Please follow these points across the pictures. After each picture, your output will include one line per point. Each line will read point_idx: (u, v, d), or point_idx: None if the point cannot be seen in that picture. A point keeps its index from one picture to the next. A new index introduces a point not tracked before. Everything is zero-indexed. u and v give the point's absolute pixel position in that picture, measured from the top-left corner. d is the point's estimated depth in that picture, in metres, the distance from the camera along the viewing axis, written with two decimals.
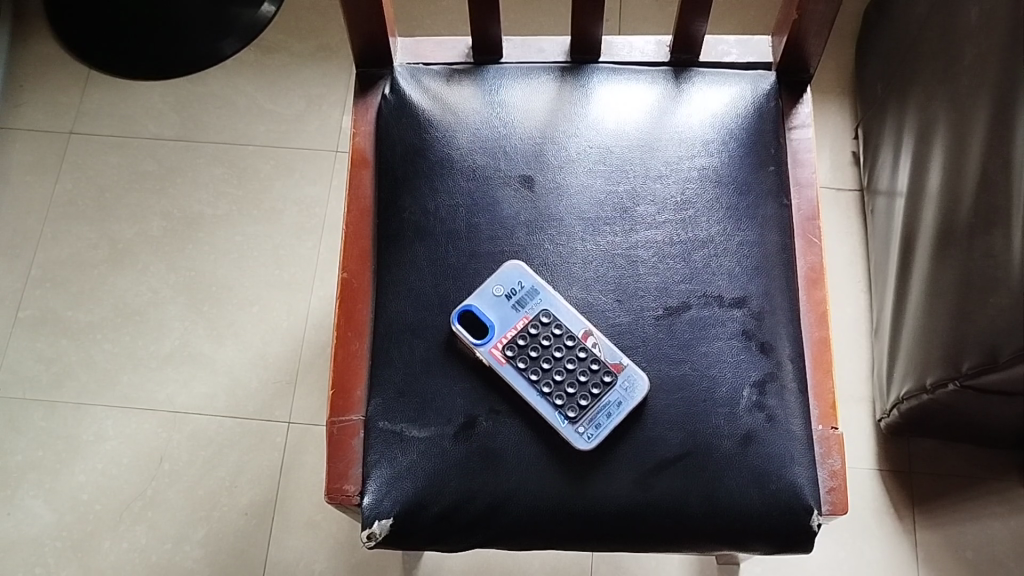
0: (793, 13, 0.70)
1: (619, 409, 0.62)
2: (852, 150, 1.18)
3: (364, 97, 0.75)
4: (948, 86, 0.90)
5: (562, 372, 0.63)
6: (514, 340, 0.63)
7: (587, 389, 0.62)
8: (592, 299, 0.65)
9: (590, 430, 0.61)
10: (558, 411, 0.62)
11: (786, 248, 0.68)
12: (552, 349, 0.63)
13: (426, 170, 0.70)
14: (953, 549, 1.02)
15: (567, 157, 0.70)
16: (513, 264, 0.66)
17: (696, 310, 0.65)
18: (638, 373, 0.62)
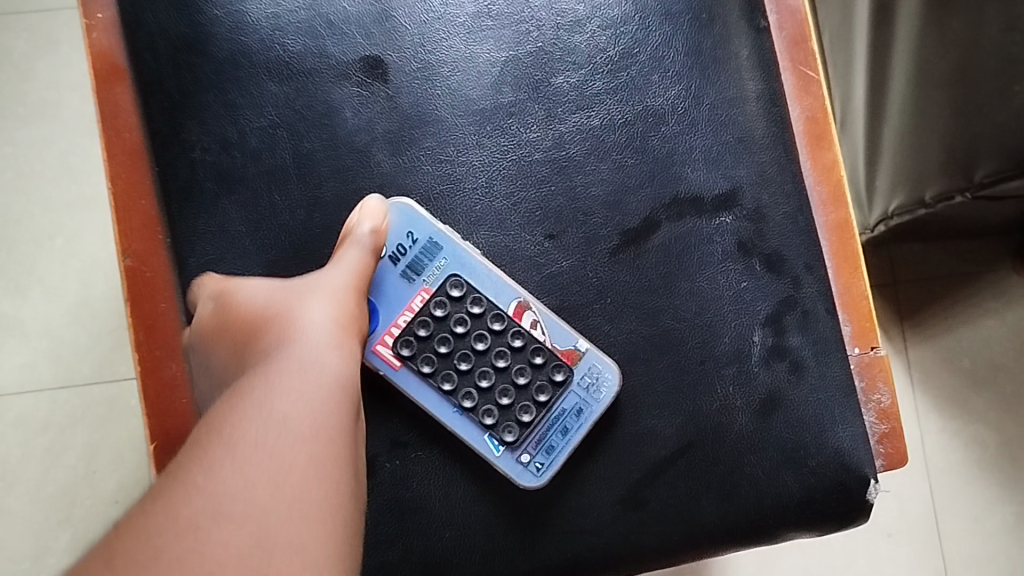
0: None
1: (579, 421, 0.42)
2: None
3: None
4: None
5: (487, 373, 0.42)
6: (411, 328, 0.42)
7: (529, 393, 0.42)
8: (511, 239, 0.43)
9: (538, 460, 0.42)
10: (487, 435, 0.41)
11: (777, 96, 0.46)
12: (470, 338, 0.42)
13: (212, 76, 0.44)
14: (950, 361, 0.84)
15: (429, 16, 0.44)
16: (398, 207, 0.42)
17: (668, 231, 0.43)
18: (603, 359, 0.42)
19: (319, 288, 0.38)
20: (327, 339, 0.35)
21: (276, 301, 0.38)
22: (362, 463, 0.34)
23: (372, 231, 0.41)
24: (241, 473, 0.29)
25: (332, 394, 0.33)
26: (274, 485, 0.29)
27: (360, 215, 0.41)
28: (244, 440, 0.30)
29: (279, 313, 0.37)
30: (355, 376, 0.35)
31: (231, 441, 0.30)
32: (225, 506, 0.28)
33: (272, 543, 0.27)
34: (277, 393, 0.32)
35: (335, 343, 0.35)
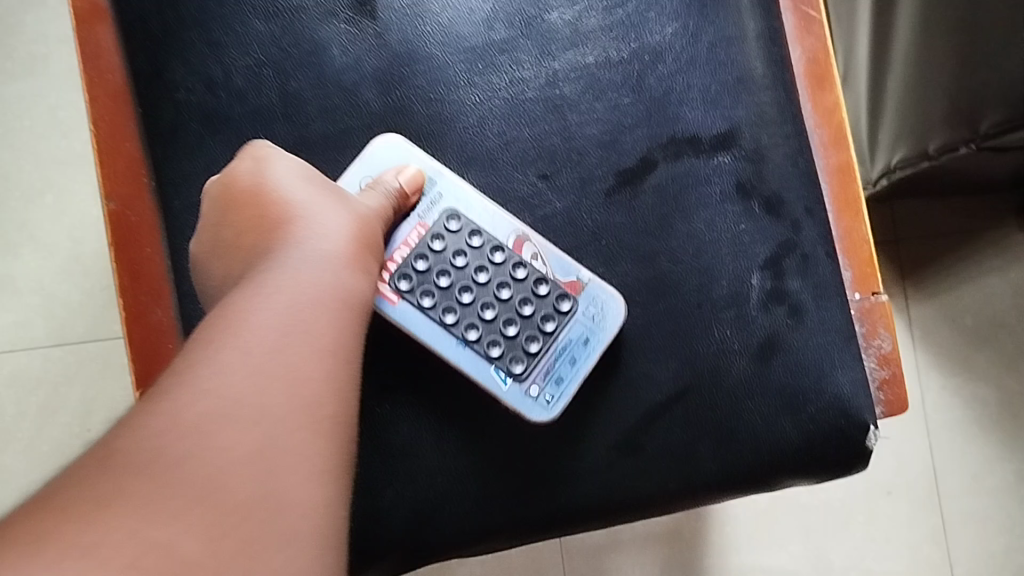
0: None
1: (586, 350, 0.41)
2: None
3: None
4: None
5: (488, 307, 0.40)
6: (407, 263, 0.41)
7: (532, 329, 0.41)
8: (506, 177, 0.42)
9: (546, 391, 0.40)
10: (493, 365, 0.40)
11: (776, 33, 0.45)
12: (471, 274, 0.41)
13: (194, 13, 0.43)
14: (952, 320, 0.83)
15: None
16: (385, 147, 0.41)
17: (668, 172, 0.42)
18: (605, 288, 0.41)
19: (346, 206, 0.38)
20: (346, 246, 0.36)
21: (301, 191, 0.37)
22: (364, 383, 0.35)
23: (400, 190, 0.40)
24: (252, 385, 0.30)
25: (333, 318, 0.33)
26: (279, 401, 0.30)
27: (396, 175, 0.40)
28: (259, 348, 0.31)
29: (301, 205, 0.37)
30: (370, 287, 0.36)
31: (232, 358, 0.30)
32: (238, 415, 0.29)
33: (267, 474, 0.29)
34: (288, 300, 0.33)
35: (355, 254, 0.36)
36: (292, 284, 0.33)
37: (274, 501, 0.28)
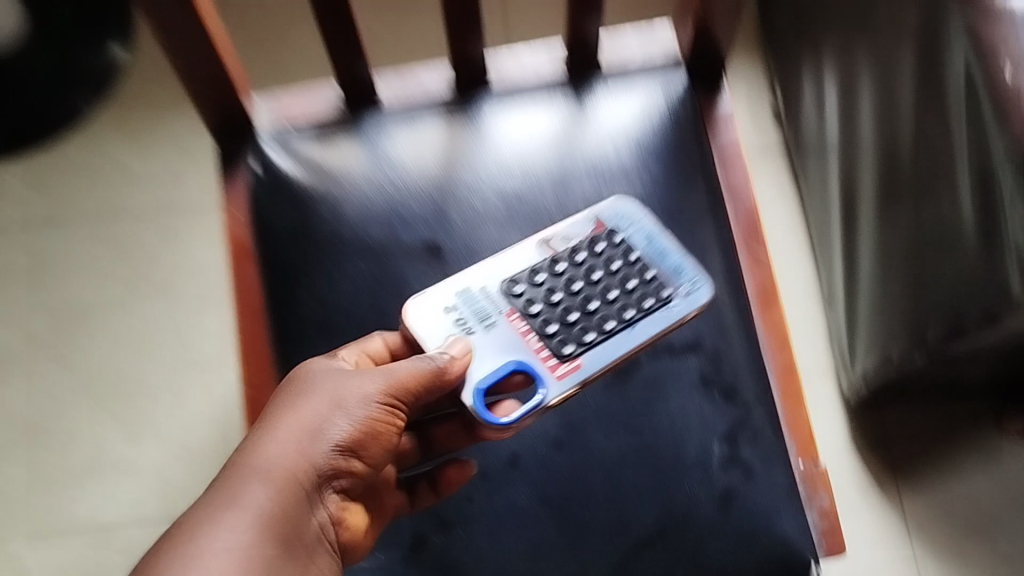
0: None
1: (653, 241, 0.57)
2: (771, 109, 1.12)
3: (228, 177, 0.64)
4: (867, 34, 0.81)
5: (614, 282, 0.55)
6: (552, 335, 0.53)
7: (643, 268, 0.56)
8: (524, 260, 0.56)
9: (687, 286, 0.55)
10: (655, 309, 0.54)
11: (732, 269, 0.62)
12: (588, 282, 0.55)
13: (317, 254, 0.61)
14: (943, 513, 0.94)
15: (474, 213, 0.62)
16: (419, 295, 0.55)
17: (604, 208, 0.58)
18: (613, 206, 0.58)
19: (372, 377, 0.47)
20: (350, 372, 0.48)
21: (333, 373, 0.48)
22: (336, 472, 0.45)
23: (455, 360, 0.51)
24: (230, 522, 0.40)
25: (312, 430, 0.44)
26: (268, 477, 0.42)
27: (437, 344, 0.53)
28: (246, 490, 0.42)
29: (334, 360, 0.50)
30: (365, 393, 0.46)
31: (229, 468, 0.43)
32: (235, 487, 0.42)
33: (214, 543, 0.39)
34: (283, 453, 0.43)
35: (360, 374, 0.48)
36: (287, 442, 0.44)
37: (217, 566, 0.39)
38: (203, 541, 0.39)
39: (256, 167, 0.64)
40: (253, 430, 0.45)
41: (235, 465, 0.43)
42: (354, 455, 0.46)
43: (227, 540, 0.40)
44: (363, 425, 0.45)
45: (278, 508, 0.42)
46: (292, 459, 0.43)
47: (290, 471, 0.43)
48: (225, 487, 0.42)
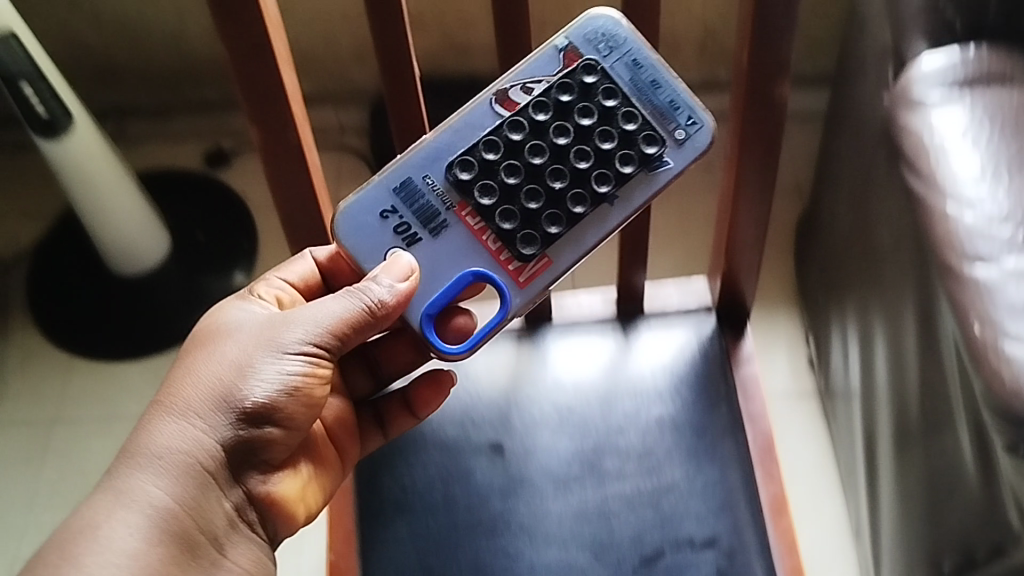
0: (734, 151, 0.70)
1: (631, 63, 0.66)
2: (807, 356, 1.24)
3: (286, 269, 0.71)
4: (878, 295, 0.94)
5: (592, 130, 0.65)
6: (513, 233, 0.65)
7: (630, 113, 0.65)
8: (482, 124, 0.66)
9: (673, 131, 0.65)
10: (631, 120, 0.65)
11: (749, 481, 0.73)
12: (560, 141, 0.65)
13: (400, 447, 0.75)
14: None
15: (532, 420, 0.76)
16: (368, 184, 0.66)
17: (578, 32, 0.67)
18: (584, 25, 0.67)
19: (282, 345, 0.61)
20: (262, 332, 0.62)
21: (241, 330, 0.63)
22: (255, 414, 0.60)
23: (407, 286, 0.62)
24: (148, 474, 0.56)
25: (221, 383, 0.60)
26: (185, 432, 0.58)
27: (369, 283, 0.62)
28: (162, 445, 0.57)
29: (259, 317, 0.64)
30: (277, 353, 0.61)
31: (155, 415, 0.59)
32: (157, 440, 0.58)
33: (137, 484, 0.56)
34: (178, 434, 0.58)
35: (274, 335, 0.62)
36: (187, 415, 0.59)
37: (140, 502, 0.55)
38: (102, 510, 0.54)
39: (316, 257, 0.72)
40: (175, 373, 0.61)
41: (142, 429, 0.58)
42: (265, 421, 0.60)
43: (127, 513, 0.55)
44: (263, 392, 0.60)
45: (174, 480, 0.57)
46: (187, 435, 0.58)
47: (187, 447, 0.58)
48: (129, 452, 0.57)
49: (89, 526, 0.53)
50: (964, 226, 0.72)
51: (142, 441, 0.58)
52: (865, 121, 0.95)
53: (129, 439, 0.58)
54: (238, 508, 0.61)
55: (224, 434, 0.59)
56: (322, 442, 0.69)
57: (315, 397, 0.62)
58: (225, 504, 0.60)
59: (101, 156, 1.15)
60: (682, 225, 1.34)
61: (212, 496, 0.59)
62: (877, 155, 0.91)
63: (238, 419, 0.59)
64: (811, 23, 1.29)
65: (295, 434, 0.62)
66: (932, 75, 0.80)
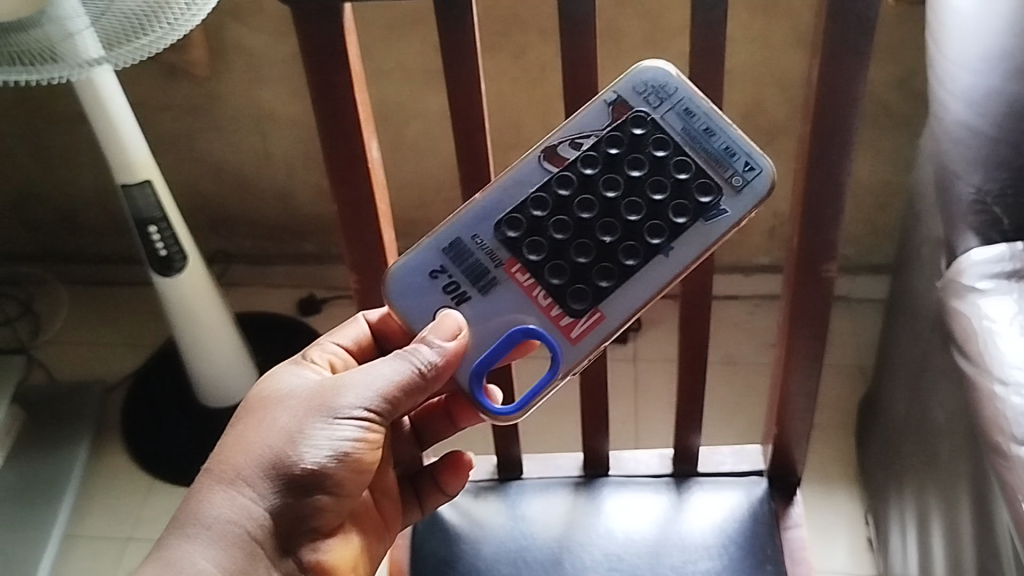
0: (786, 322, 0.75)
1: (684, 111, 0.62)
2: (866, 537, 1.23)
3: (340, 332, 0.71)
4: (934, 478, 0.96)
5: (643, 180, 0.62)
6: (563, 288, 0.63)
7: (683, 162, 0.62)
8: (532, 179, 0.64)
9: (733, 181, 0.61)
10: (686, 171, 0.62)
11: None
12: (609, 193, 0.62)
13: None
14: None
15: (582, 564, 0.79)
16: (416, 247, 0.65)
17: (626, 84, 0.63)
18: (639, 76, 0.63)
19: (334, 410, 0.61)
20: (309, 395, 0.63)
21: (288, 395, 0.63)
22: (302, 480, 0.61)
23: (455, 345, 0.61)
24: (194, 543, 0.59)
25: (268, 448, 0.61)
26: (230, 500, 0.60)
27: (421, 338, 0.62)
28: (207, 515, 0.59)
29: (311, 380, 0.65)
30: (322, 416, 0.61)
31: (203, 482, 0.61)
32: (204, 507, 0.60)
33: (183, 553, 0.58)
34: (227, 503, 0.60)
35: (320, 397, 0.62)
36: (235, 483, 0.60)
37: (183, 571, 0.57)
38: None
39: (369, 320, 0.72)
40: (226, 438, 0.62)
41: (195, 496, 0.60)
42: (315, 487, 0.61)
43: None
44: (313, 459, 0.61)
45: (223, 551, 0.59)
46: (236, 505, 0.60)
47: (235, 518, 0.59)
48: (180, 521, 0.60)
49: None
50: (1010, 409, 0.73)
51: (194, 509, 0.60)
52: (921, 307, 0.99)
53: (182, 506, 0.60)
54: None
55: (273, 502, 0.60)
56: (364, 514, 0.71)
57: (365, 462, 0.62)
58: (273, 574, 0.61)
59: (207, 294, 1.25)
60: (744, 398, 1.37)
61: (258, 567, 0.60)
62: (931, 339, 0.95)
63: (286, 486, 0.60)
64: (875, 215, 1.35)
65: (346, 497, 0.63)
66: (982, 262, 0.81)
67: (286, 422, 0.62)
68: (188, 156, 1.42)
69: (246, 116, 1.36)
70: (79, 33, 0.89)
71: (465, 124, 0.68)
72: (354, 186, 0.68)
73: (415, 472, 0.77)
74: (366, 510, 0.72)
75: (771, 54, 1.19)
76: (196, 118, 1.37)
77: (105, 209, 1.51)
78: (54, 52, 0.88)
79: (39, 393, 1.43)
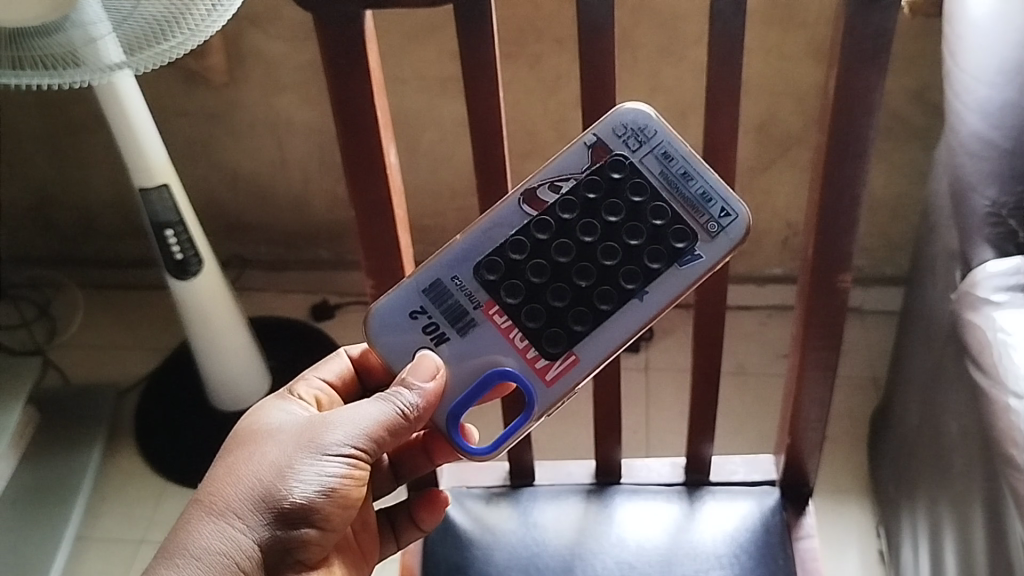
0: (800, 333, 0.76)
1: (662, 157, 0.62)
2: (877, 549, 1.23)
3: (323, 366, 0.72)
4: (947, 490, 0.95)
5: (620, 226, 0.62)
6: (540, 332, 0.63)
7: (659, 208, 0.62)
8: (511, 222, 0.63)
9: (709, 227, 0.61)
10: (663, 217, 0.62)
11: None
12: (586, 238, 0.62)
13: None
14: None
15: (593, 573, 0.79)
16: (397, 287, 0.65)
17: (605, 126, 0.63)
18: (618, 118, 0.63)
19: (322, 446, 0.62)
20: (297, 431, 0.63)
21: (277, 430, 0.64)
22: (289, 515, 0.61)
23: (433, 386, 0.62)
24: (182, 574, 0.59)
25: (256, 483, 0.61)
26: (218, 532, 0.60)
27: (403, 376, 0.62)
28: (195, 546, 0.60)
29: (298, 416, 0.65)
30: (309, 452, 0.62)
31: (192, 514, 0.61)
32: (193, 538, 0.60)
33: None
34: (216, 535, 0.60)
35: (307, 433, 0.63)
36: (224, 516, 0.60)
37: None
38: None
39: (351, 354, 0.73)
40: (215, 471, 0.63)
41: (183, 528, 0.60)
42: (302, 522, 0.61)
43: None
44: (301, 494, 0.61)
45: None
46: (224, 538, 0.60)
47: (223, 550, 0.60)
48: (168, 552, 0.60)
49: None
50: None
51: (183, 540, 0.60)
52: (935, 318, 0.99)
53: (170, 536, 0.61)
54: None
55: (260, 535, 0.60)
56: (347, 548, 0.71)
57: (351, 498, 0.62)
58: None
59: (221, 298, 1.26)
60: (756, 409, 1.37)
61: None
62: (946, 350, 0.95)
63: (274, 520, 0.61)
64: (889, 226, 1.35)
65: (332, 532, 0.63)
66: (997, 275, 0.81)
67: (274, 457, 0.62)
68: (204, 161, 1.43)
69: (262, 121, 1.37)
70: (102, 38, 0.90)
71: (482, 131, 0.68)
72: (372, 191, 0.69)
73: (392, 507, 0.77)
74: (349, 543, 0.72)
75: (786, 65, 1.19)
76: (213, 123, 1.38)
77: (122, 213, 1.53)
78: (78, 57, 0.90)
79: (54, 395, 1.44)
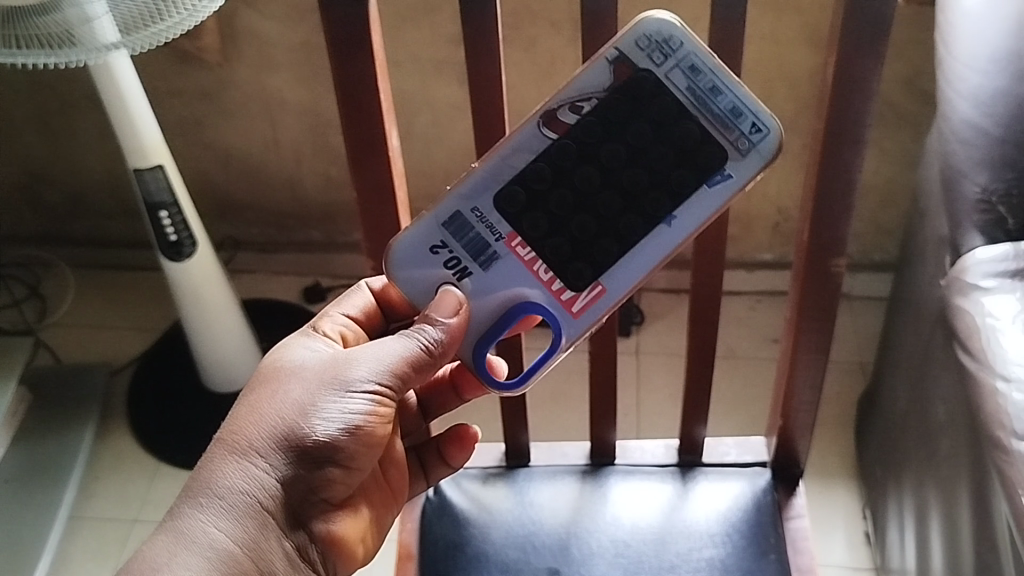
0: (794, 316, 0.77)
1: (690, 69, 0.60)
2: (863, 530, 1.25)
3: (345, 303, 0.72)
4: (933, 474, 0.97)
5: (645, 148, 0.61)
6: (566, 264, 0.63)
7: (687, 126, 0.60)
8: (531, 147, 0.63)
9: (741, 143, 0.60)
10: (694, 134, 0.60)
11: None
12: (610, 164, 0.61)
13: (464, 562, 0.80)
14: None
15: (588, 551, 0.80)
16: (416, 222, 0.65)
17: (628, 39, 0.60)
18: (644, 27, 0.60)
19: (346, 384, 0.62)
20: (319, 369, 0.64)
21: (298, 370, 0.64)
22: (314, 452, 0.62)
23: (457, 321, 0.63)
24: (206, 511, 0.59)
25: (280, 421, 0.62)
26: (241, 470, 0.61)
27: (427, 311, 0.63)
28: (219, 485, 0.60)
29: (319, 354, 0.66)
30: (331, 390, 0.62)
31: (216, 451, 0.62)
32: (215, 476, 0.61)
33: (194, 521, 0.59)
34: (241, 472, 0.61)
35: (329, 372, 0.63)
36: (248, 454, 0.61)
37: (194, 537, 0.58)
38: (163, 551, 0.58)
39: (373, 287, 0.73)
40: (238, 409, 0.63)
41: (208, 467, 0.61)
42: (326, 460, 0.62)
43: (187, 556, 0.58)
44: (325, 431, 0.61)
45: (235, 521, 0.60)
46: (248, 477, 0.61)
47: (248, 488, 0.60)
48: (193, 491, 0.60)
49: (150, 568, 0.57)
50: (1011, 404, 0.75)
51: (206, 478, 0.61)
52: (923, 306, 1.01)
53: (195, 475, 0.61)
54: (301, 548, 0.63)
55: (284, 472, 0.61)
56: (375, 488, 0.72)
57: (376, 436, 0.63)
58: (285, 543, 0.62)
59: (215, 278, 1.26)
60: (745, 392, 1.39)
61: (269, 536, 0.61)
62: (934, 335, 0.96)
63: (298, 459, 0.62)
64: (880, 214, 1.37)
65: (356, 470, 0.64)
66: (986, 261, 0.82)
67: (297, 396, 0.63)
68: (198, 142, 1.43)
69: (257, 103, 1.36)
70: (97, 18, 0.89)
71: (484, 111, 0.69)
72: (373, 172, 0.69)
73: (420, 445, 0.79)
74: (376, 482, 0.73)
75: (781, 51, 1.20)
76: (207, 104, 1.38)
77: (114, 194, 1.52)
78: (73, 36, 0.89)
79: (46, 376, 1.44)
